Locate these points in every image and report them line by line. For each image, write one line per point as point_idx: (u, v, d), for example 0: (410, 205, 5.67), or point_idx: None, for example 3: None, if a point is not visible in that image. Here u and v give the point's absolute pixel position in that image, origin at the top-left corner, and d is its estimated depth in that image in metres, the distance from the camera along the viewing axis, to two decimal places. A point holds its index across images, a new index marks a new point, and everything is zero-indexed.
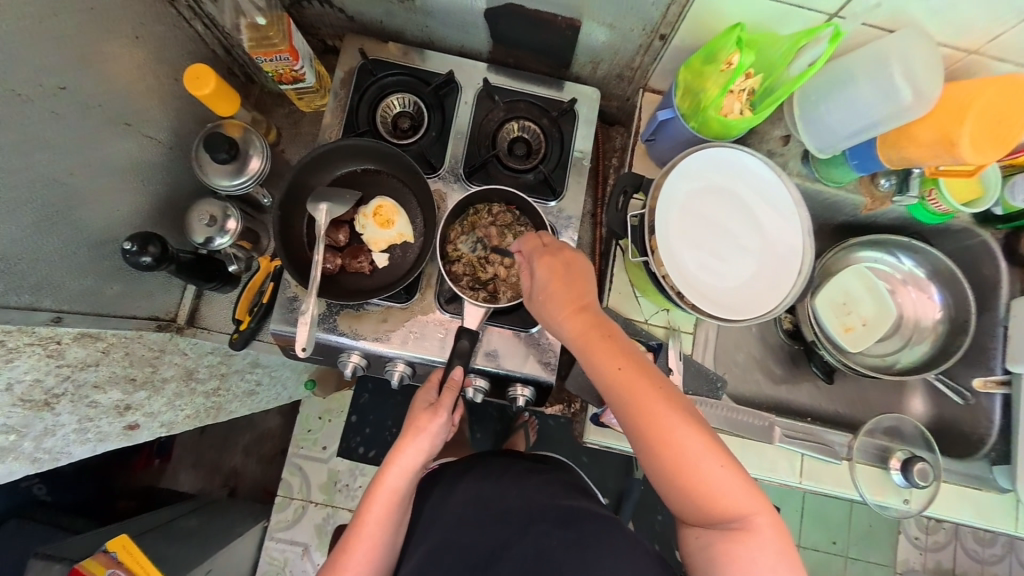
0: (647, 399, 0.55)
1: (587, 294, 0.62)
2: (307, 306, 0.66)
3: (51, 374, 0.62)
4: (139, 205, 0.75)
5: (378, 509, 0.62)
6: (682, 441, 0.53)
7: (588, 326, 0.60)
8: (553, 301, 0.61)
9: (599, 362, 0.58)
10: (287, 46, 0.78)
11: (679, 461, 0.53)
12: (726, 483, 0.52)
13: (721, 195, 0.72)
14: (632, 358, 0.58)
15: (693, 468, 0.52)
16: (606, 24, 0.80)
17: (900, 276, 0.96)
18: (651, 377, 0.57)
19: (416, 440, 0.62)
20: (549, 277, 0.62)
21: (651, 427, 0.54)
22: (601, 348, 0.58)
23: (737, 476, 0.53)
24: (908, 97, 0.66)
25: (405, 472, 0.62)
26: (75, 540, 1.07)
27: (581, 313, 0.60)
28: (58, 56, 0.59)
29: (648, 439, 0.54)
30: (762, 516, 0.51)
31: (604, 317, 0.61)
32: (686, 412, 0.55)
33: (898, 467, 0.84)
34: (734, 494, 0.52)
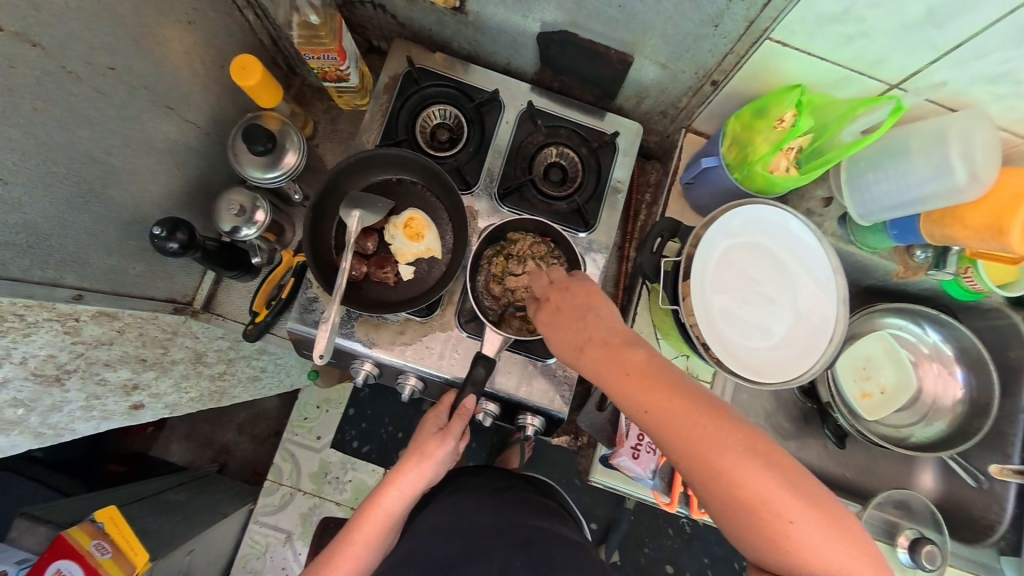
0: (695, 438, 0.46)
1: (595, 323, 0.56)
2: (329, 315, 0.65)
3: (65, 350, 0.62)
4: (172, 188, 0.74)
5: (369, 529, 0.58)
6: (748, 483, 0.45)
7: (607, 360, 0.52)
8: (563, 341, 0.57)
9: (629, 400, 0.50)
10: (336, 46, 0.78)
11: (752, 508, 0.45)
12: (809, 525, 0.43)
13: (759, 253, 0.71)
14: (668, 386, 0.49)
15: (768, 513, 0.44)
16: (658, 63, 0.79)
17: (926, 351, 0.94)
18: (695, 406, 0.48)
19: (421, 465, 0.60)
20: (553, 317, 0.59)
21: (709, 471, 0.46)
22: (630, 383, 0.50)
23: (821, 514, 0.44)
24: (962, 179, 0.64)
25: (403, 497, 0.59)
26: (62, 503, 1.08)
27: (596, 349, 0.54)
28: (112, 37, 0.59)
29: (707, 483, 0.46)
30: (854, 555, 0.43)
31: (624, 345, 0.53)
32: (741, 441, 0.46)
33: (906, 545, 0.81)
34: (820, 536, 0.43)
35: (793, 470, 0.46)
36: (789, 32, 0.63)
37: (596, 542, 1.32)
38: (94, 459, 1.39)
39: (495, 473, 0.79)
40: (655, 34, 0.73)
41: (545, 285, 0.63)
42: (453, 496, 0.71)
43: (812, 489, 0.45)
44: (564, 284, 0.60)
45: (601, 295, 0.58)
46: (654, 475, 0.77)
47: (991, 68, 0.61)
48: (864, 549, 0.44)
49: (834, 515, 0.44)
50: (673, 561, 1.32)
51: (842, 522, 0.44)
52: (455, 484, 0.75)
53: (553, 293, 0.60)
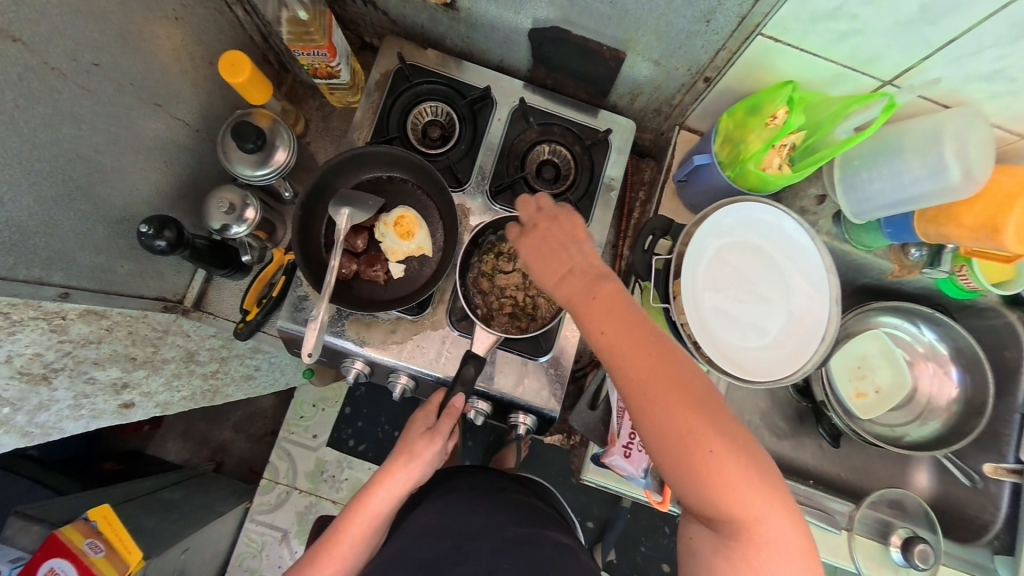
0: (638, 366, 0.49)
1: (573, 255, 0.58)
2: (318, 313, 0.64)
3: (52, 349, 0.61)
4: (161, 186, 0.74)
5: (357, 529, 0.57)
6: (681, 414, 0.47)
7: (576, 288, 0.55)
8: (540, 263, 0.59)
9: (587, 326, 0.53)
10: (326, 42, 0.77)
11: (679, 437, 0.47)
12: (729, 464, 0.46)
13: (751, 252, 0.70)
14: (626, 318, 0.52)
15: (692, 443, 0.47)
16: (651, 60, 0.78)
17: (921, 350, 0.94)
18: (645, 340, 0.51)
19: (410, 466, 0.59)
20: (538, 240, 0.60)
21: (647, 398, 0.48)
22: (591, 310, 0.53)
23: (745, 458, 0.47)
24: (957, 177, 0.64)
25: (391, 498, 0.59)
26: (56, 501, 1.08)
27: (569, 277, 0.56)
28: (97, 33, 0.58)
29: (642, 408, 0.49)
30: (765, 500, 0.46)
31: (594, 276, 0.55)
32: (684, 378, 0.49)
33: (898, 544, 0.81)
34: (743, 480, 0.46)
35: (730, 420, 0.48)
36: (781, 28, 0.62)
37: (592, 541, 1.32)
38: (90, 457, 1.39)
39: (487, 473, 0.79)
40: (648, 30, 0.72)
41: (531, 212, 0.63)
42: (442, 497, 0.70)
43: (744, 436, 0.48)
44: (557, 215, 0.61)
45: (586, 231, 0.60)
46: (646, 474, 0.75)
47: (986, 64, 0.60)
48: (780, 500, 0.46)
49: (757, 463, 0.47)
50: (668, 560, 1.32)
51: (763, 473, 0.47)
52: (445, 486, 0.74)
53: (540, 220, 0.61)
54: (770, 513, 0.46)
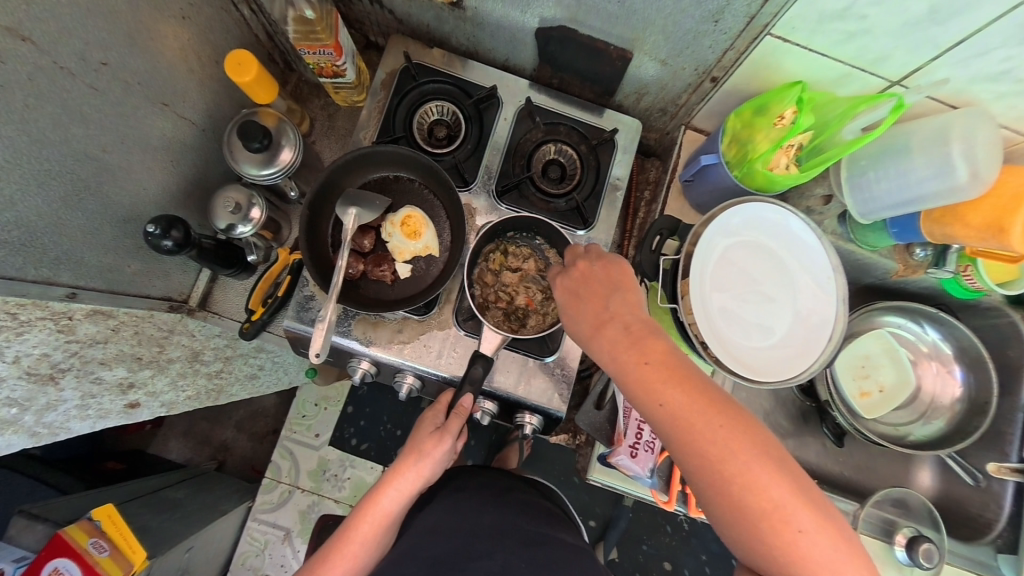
0: (694, 423, 0.50)
1: (615, 302, 0.58)
2: (325, 313, 0.64)
3: (59, 349, 0.61)
4: (167, 185, 0.74)
5: (367, 528, 0.57)
6: (745, 472, 0.47)
7: (619, 340, 0.55)
8: (579, 316, 0.59)
9: (632, 380, 0.53)
10: (332, 41, 0.77)
11: (742, 493, 0.47)
12: (799, 521, 0.46)
13: (758, 253, 0.70)
14: (673, 371, 0.52)
15: (756, 499, 0.47)
16: (658, 60, 0.78)
17: (925, 349, 0.94)
18: (696, 393, 0.51)
19: (419, 464, 0.60)
20: (579, 288, 0.61)
21: (708, 459, 0.48)
22: (638, 364, 0.53)
23: (815, 512, 0.46)
24: (964, 177, 0.64)
25: (401, 497, 0.59)
26: (60, 501, 1.07)
27: (613, 327, 0.57)
28: (104, 32, 0.58)
29: (702, 470, 0.49)
30: (837, 551, 0.46)
31: (636, 325, 0.56)
32: (741, 431, 0.49)
33: (903, 544, 0.81)
34: (816, 535, 0.46)
35: (792, 470, 0.48)
36: (790, 29, 0.62)
37: (595, 540, 1.32)
38: (92, 456, 1.38)
39: (493, 473, 0.79)
40: (656, 30, 0.72)
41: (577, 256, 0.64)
42: (449, 496, 0.70)
43: (810, 489, 0.48)
44: (598, 259, 0.62)
45: (631, 279, 0.60)
46: (653, 474, 0.76)
47: (994, 65, 0.60)
48: (853, 553, 0.46)
49: (828, 518, 0.47)
50: (670, 559, 1.33)
51: (835, 527, 0.47)
52: (453, 486, 0.74)
53: (578, 269, 0.62)
54: (844, 567, 0.46)
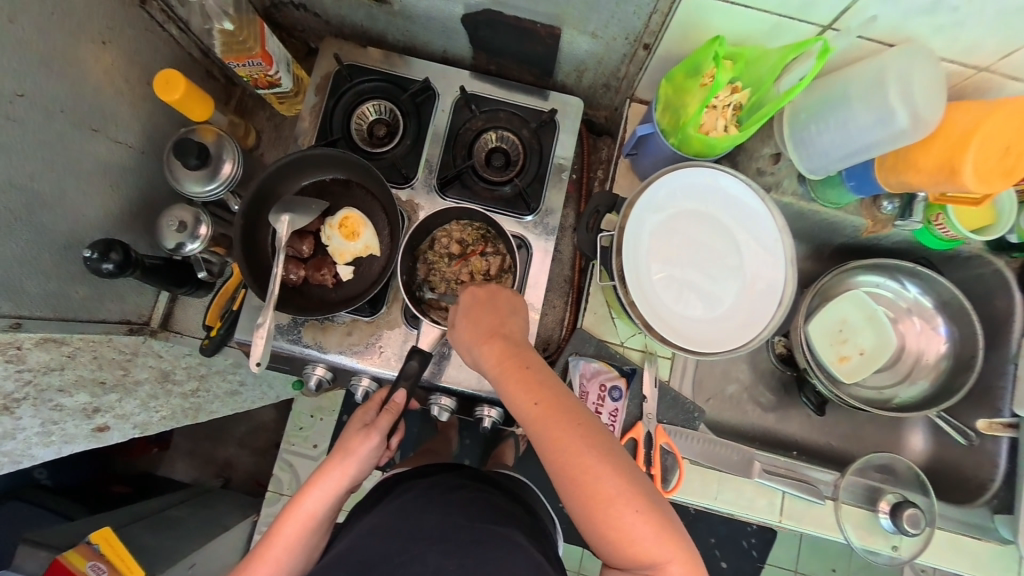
0: (563, 442, 0.51)
1: (509, 324, 0.59)
2: (265, 320, 0.64)
3: (11, 379, 0.63)
4: (109, 210, 0.74)
5: (290, 531, 0.57)
6: (602, 487, 0.49)
7: (505, 359, 0.56)
8: (472, 331, 0.59)
9: (514, 399, 0.54)
10: (259, 50, 0.77)
11: (595, 505, 0.49)
12: (645, 532, 0.48)
13: (697, 223, 0.69)
14: (551, 393, 0.53)
15: (608, 512, 0.49)
16: (588, 33, 0.76)
17: (905, 306, 0.90)
18: (570, 412, 0.52)
19: (345, 462, 0.59)
20: (475, 304, 0.60)
21: (573, 475, 0.50)
22: (517, 384, 0.54)
23: (657, 520, 0.49)
24: (903, 121, 0.60)
25: (326, 497, 0.59)
26: (63, 528, 1.11)
27: (495, 347, 0.56)
28: (19, 63, 0.59)
29: (567, 483, 0.50)
30: (674, 558, 0.48)
31: (523, 348, 0.57)
32: (605, 448, 0.51)
33: (887, 511, 0.79)
34: (647, 532, 0.48)
35: (635, 476, 0.51)
36: None
37: None
38: (100, 481, 1.43)
39: (455, 472, 0.76)
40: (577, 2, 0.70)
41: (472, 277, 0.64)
42: (398, 499, 0.69)
43: (655, 497, 0.50)
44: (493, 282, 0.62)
45: (515, 303, 0.61)
46: None
47: None
48: (683, 551, 0.49)
49: (663, 515, 0.50)
50: None
51: (675, 532, 0.50)
52: (405, 489, 0.71)
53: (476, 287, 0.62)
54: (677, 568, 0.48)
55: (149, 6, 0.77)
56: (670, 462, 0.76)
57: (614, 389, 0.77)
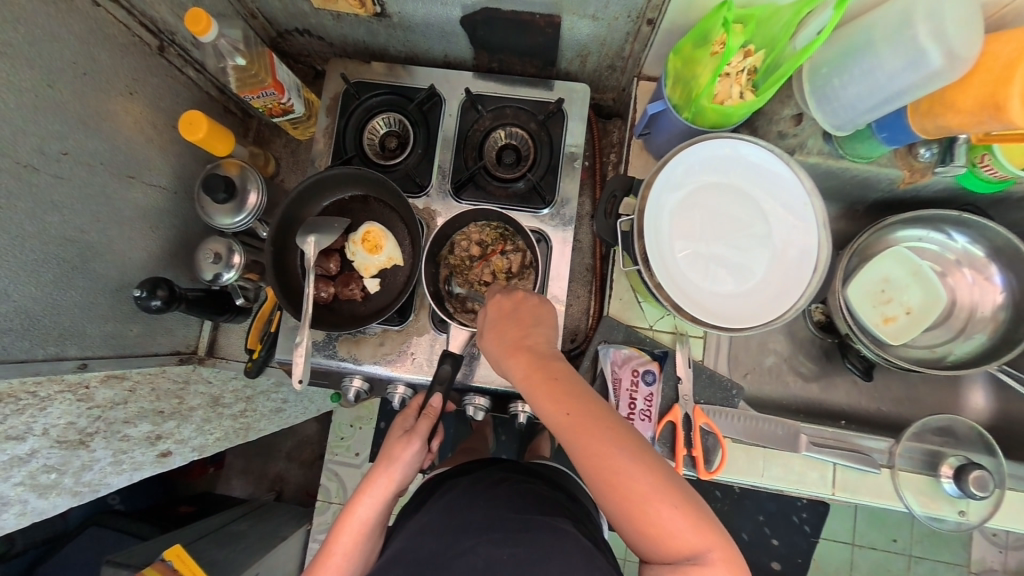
0: (595, 445, 0.50)
1: (534, 333, 0.59)
2: (301, 339, 0.67)
3: (83, 416, 0.68)
4: (152, 250, 0.78)
5: (345, 540, 0.59)
6: (637, 487, 0.49)
7: (531, 368, 0.56)
8: (498, 343, 0.59)
9: (542, 406, 0.54)
10: (271, 80, 0.79)
11: (632, 505, 0.48)
12: (685, 528, 0.48)
13: (719, 196, 0.67)
14: (579, 398, 0.53)
15: (646, 512, 0.48)
16: (589, 17, 0.75)
17: (953, 258, 0.85)
18: (600, 415, 0.52)
19: (389, 468, 0.61)
20: (499, 316, 0.61)
21: (607, 477, 0.49)
22: (543, 390, 0.54)
23: (693, 514, 0.48)
24: (939, 60, 0.56)
25: (376, 503, 0.60)
26: (139, 548, 1.20)
27: (520, 356, 0.57)
28: (58, 123, 0.62)
29: (601, 486, 0.50)
30: (717, 553, 0.47)
31: (548, 356, 0.57)
32: (637, 448, 0.51)
33: (950, 475, 0.76)
34: (684, 526, 0.48)
35: (666, 472, 0.50)
36: None
37: None
38: (166, 503, 1.53)
39: (496, 467, 0.77)
40: None
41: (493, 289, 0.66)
42: (443, 496, 0.71)
43: (687, 491, 0.50)
44: (515, 292, 0.63)
45: (538, 313, 0.62)
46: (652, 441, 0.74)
47: None
48: (722, 544, 0.48)
49: (697, 508, 0.49)
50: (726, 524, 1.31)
51: (711, 525, 0.49)
52: (450, 486, 0.73)
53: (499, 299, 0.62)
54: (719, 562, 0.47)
55: (168, 52, 0.79)
56: (711, 442, 0.74)
57: (647, 373, 0.76)
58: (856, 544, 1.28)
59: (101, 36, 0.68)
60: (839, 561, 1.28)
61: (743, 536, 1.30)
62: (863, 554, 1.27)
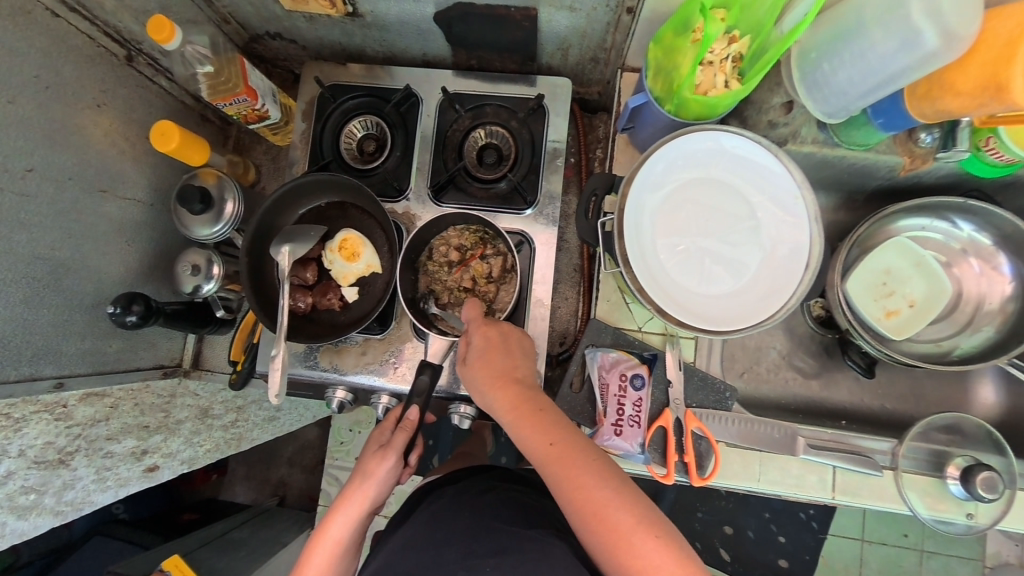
0: (581, 477, 0.49)
1: (520, 364, 0.59)
2: (278, 351, 0.65)
3: (62, 435, 0.67)
4: (130, 264, 0.77)
5: (318, 560, 0.57)
6: (623, 521, 0.47)
7: (518, 399, 0.55)
8: (484, 373, 0.58)
9: (527, 438, 0.52)
10: (243, 87, 0.77)
11: (617, 540, 0.46)
12: (672, 566, 0.45)
13: (705, 192, 0.64)
14: (564, 430, 0.52)
15: (632, 549, 0.46)
16: (565, 8, 0.72)
17: (958, 247, 0.81)
18: (584, 448, 0.51)
19: (364, 485, 0.59)
20: (489, 346, 0.60)
21: (591, 511, 0.47)
22: (529, 422, 0.53)
23: (679, 553, 0.46)
24: (934, 40, 0.53)
25: (350, 522, 0.58)
26: (140, 558, 1.20)
27: (506, 386, 0.55)
28: (22, 140, 0.61)
29: (586, 520, 0.48)
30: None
31: (533, 388, 0.57)
32: (621, 479, 0.50)
33: (956, 476, 0.72)
34: (670, 565, 0.45)
35: (650, 508, 0.49)
36: None
37: None
38: (171, 511, 1.54)
39: (483, 475, 0.76)
40: None
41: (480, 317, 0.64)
42: (427, 507, 0.69)
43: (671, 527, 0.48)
44: (504, 323, 0.63)
45: (523, 346, 0.62)
46: (643, 447, 0.72)
47: None
48: None
49: (682, 547, 0.47)
50: (730, 522, 1.29)
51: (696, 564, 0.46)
52: (436, 495, 0.72)
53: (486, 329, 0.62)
54: None
55: (137, 62, 0.78)
56: (704, 447, 0.72)
57: (635, 377, 0.74)
58: (866, 541, 1.24)
59: (65, 48, 0.66)
60: (847, 558, 1.24)
61: (747, 534, 1.28)
62: (872, 551, 1.24)
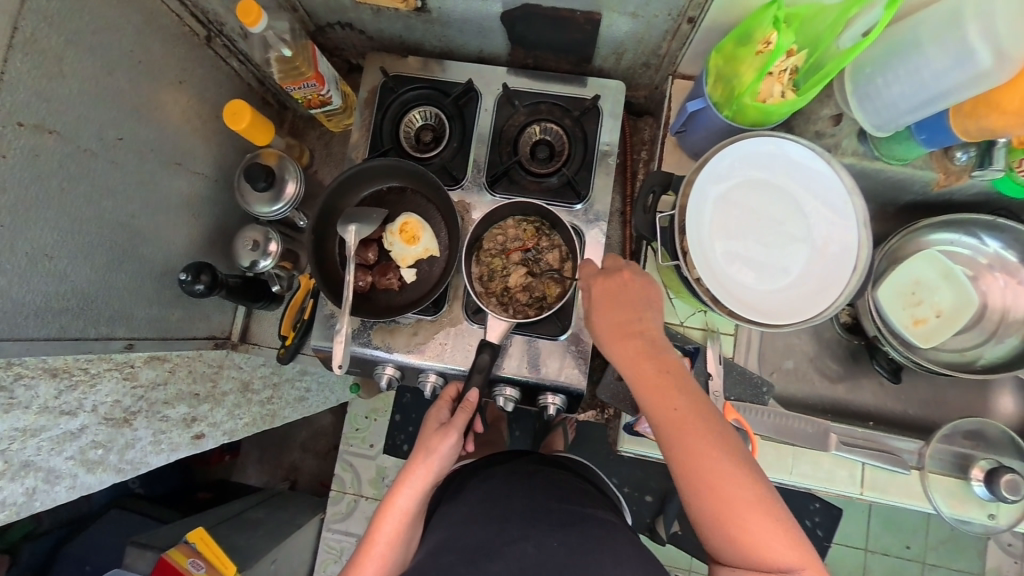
0: (697, 442, 0.53)
1: (644, 319, 0.61)
2: (341, 326, 0.68)
3: (128, 395, 0.69)
4: (193, 236, 0.80)
5: (389, 529, 0.61)
6: (731, 489, 0.51)
7: (641, 359, 0.58)
8: (604, 326, 0.61)
9: (647, 397, 0.57)
10: (312, 72, 0.80)
11: (723, 504, 0.51)
12: (774, 536, 0.50)
13: (759, 193, 0.68)
14: (685, 397, 0.56)
15: (736, 513, 0.50)
16: (628, 14, 0.76)
17: (985, 261, 0.85)
18: (704, 417, 0.55)
19: (428, 460, 0.63)
20: (607, 297, 0.62)
21: (701, 473, 0.52)
22: (651, 382, 0.57)
23: (781, 528, 0.50)
24: (987, 61, 0.56)
25: (416, 494, 0.63)
26: (161, 531, 1.21)
27: (629, 343, 0.59)
28: (115, 110, 0.64)
29: (693, 481, 0.52)
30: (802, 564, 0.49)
31: (657, 343, 0.60)
32: (738, 454, 0.53)
33: (981, 478, 0.76)
34: (771, 535, 0.50)
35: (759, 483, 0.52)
36: None
37: (653, 513, 1.20)
38: (184, 490, 1.53)
39: (525, 457, 0.79)
40: None
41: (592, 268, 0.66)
42: (479, 487, 0.71)
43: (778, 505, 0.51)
44: (625, 270, 0.63)
45: (649, 295, 0.62)
46: None
47: None
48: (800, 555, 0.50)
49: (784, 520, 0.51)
50: None
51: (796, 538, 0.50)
52: (485, 474, 0.75)
53: (608, 276, 0.63)
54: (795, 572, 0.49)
55: (214, 43, 0.81)
56: (742, 437, 0.73)
57: None
58: (870, 550, 1.27)
59: (155, 27, 0.69)
60: (852, 566, 1.27)
61: None
62: (876, 560, 1.27)
